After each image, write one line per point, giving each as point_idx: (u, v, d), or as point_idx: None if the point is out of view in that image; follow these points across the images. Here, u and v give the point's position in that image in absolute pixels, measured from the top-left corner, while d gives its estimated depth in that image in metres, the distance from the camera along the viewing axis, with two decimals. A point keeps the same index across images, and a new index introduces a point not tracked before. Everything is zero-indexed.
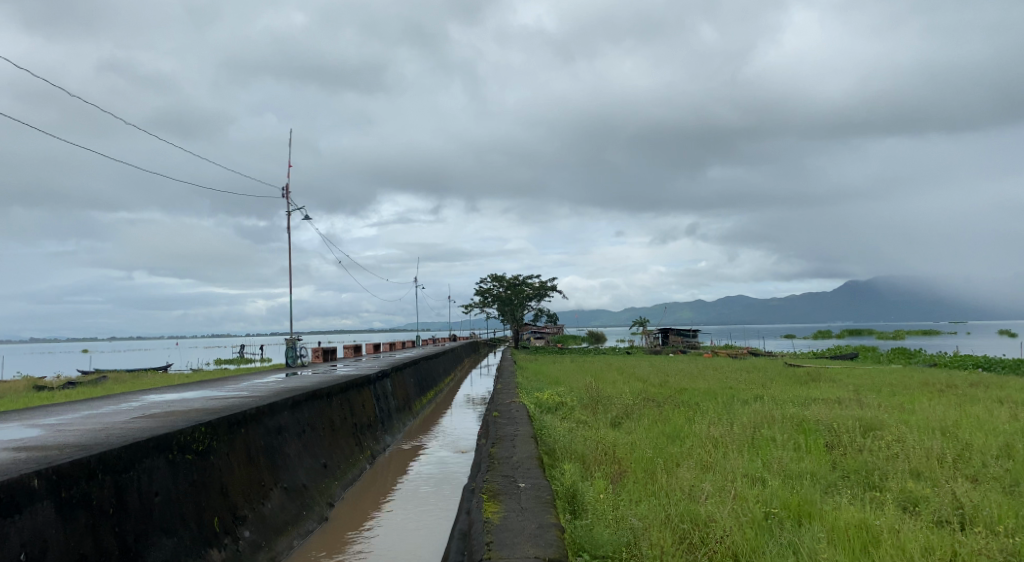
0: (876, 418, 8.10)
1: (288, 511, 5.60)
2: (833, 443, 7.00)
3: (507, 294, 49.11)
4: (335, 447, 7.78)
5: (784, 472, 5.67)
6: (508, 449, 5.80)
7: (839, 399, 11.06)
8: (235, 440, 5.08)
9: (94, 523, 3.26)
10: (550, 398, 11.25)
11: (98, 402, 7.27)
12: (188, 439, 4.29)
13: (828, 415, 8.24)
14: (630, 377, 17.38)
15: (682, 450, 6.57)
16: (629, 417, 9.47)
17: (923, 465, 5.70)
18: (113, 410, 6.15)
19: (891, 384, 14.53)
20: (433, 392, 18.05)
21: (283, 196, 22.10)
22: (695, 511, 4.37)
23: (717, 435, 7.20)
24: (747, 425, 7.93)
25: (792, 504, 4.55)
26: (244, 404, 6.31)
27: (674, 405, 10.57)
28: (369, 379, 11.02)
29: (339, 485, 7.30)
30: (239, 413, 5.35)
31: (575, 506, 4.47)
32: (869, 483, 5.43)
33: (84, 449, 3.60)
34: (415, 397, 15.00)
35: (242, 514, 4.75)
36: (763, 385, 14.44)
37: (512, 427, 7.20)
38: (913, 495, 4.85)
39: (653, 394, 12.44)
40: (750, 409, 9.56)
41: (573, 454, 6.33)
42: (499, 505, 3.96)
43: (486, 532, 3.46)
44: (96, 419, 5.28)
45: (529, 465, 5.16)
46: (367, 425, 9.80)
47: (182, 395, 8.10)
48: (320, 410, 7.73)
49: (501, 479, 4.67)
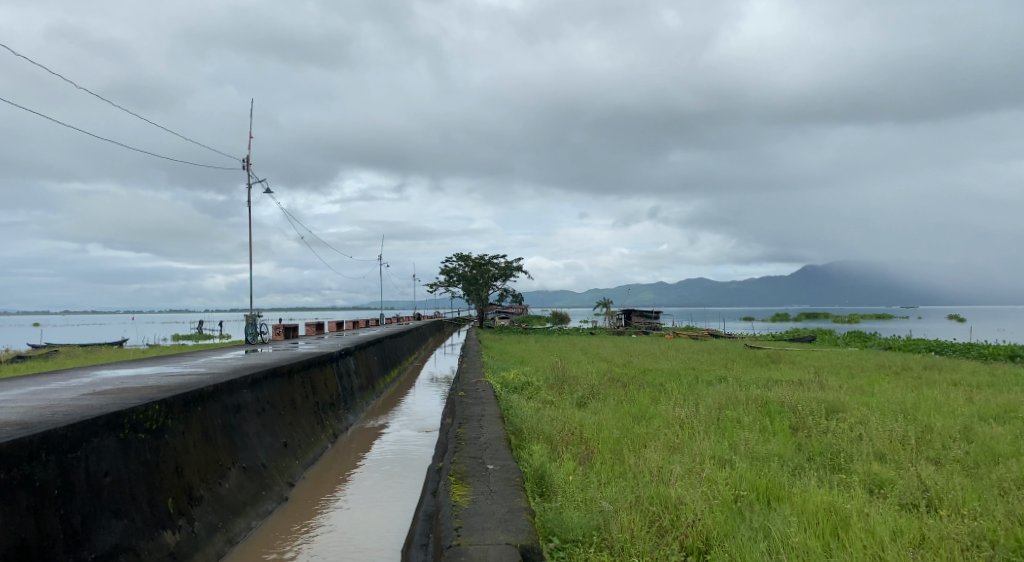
0: (838, 400, 8.28)
1: (246, 492, 5.40)
2: (798, 425, 7.12)
3: (472, 274, 48.88)
4: (296, 425, 7.56)
5: (751, 453, 5.73)
6: (475, 430, 5.69)
7: (801, 381, 11.28)
8: (191, 419, 4.83)
9: (37, 505, 3.02)
10: (516, 378, 11.19)
11: (44, 377, 6.87)
12: (141, 417, 4.04)
13: (792, 397, 8.38)
14: (596, 357, 17.47)
15: (649, 431, 6.58)
16: (595, 397, 9.48)
17: (886, 447, 5.83)
18: (60, 386, 5.79)
19: (848, 366, 14.98)
20: (397, 371, 17.85)
21: (243, 168, 21.35)
22: (665, 493, 4.36)
23: (683, 416, 7.25)
24: (712, 405, 8.02)
25: (761, 487, 4.59)
26: (201, 381, 6.03)
27: (640, 386, 10.63)
28: (331, 357, 10.75)
29: (300, 464, 7.11)
30: (196, 390, 5.09)
31: (544, 488, 4.40)
32: (835, 466, 5.53)
33: (25, 427, 3.32)
34: (378, 376, 14.75)
35: (198, 495, 4.54)
36: (726, 366, 14.68)
37: (479, 407, 7.09)
38: (878, 478, 4.96)
39: (619, 374, 12.51)
40: (714, 390, 9.67)
41: (540, 435, 6.26)
42: (468, 487, 3.85)
43: (455, 516, 3.34)
44: (40, 395, 4.94)
45: (498, 445, 5.06)
46: (329, 403, 9.59)
47: (134, 371, 7.74)
48: (280, 388, 7.47)
49: (469, 460, 4.56)
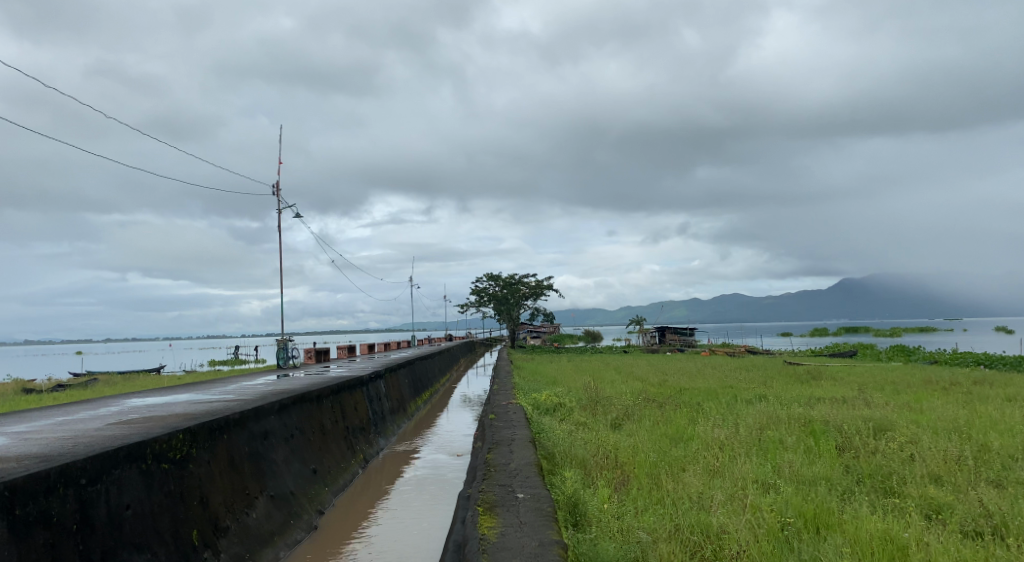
0: (887, 418, 7.83)
1: (274, 521, 5.29)
2: (845, 445, 6.74)
3: (503, 294, 48.81)
4: (326, 451, 7.47)
5: (796, 477, 5.41)
6: (505, 455, 5.51)
7: (844, 398, 10.79)
8: (217, 447, 4.77)
9: (55, 541, 2.95)
10: (548, 399, 10.97)
11: (77, 406, 6.91)
12: (164, 447, 3.98)
13: (837, 415, 7.98)
14: (629, 376, 17.05)
15: (687, 454, 6.29)
16: (630, 418, 9.20)
17: (941, 468, 5.46)
18: (91, 416, 5.79)
19: (892, 382, 14.35)
20: (428, 393, 17.70)
21: (274, 194, 21.72)
22: (706, 522, 4.11)
23: (722, 437, 6.96)
24: (753, 426, 7.68)
25: (809, 514, 4.30)
26: (228, 408, 5.98)
27: (676, 407, 10.28)
28: (362, 381, 10.69)
29: (330, 491, 6.99)
30: (222, 418, 5.03)
31: (578, 518, 4.18)
32: (887, 490, 5.18)
33: (45, 460, 3.28)
34: (409, 399, 14.62)
35: (224, 525, 4.44)
36: (764, 384, 14.16)
37: (509, 430, 6.91)
38: (936, 502, 4.62)
39: (654, 394, 12.15)
40: (754, 409, 9.29)
41: (573, 459, 6.04)
42: (496, 519, 3.66)
43: (482, 551, 3.16)
44: (69, 426, 4.94)
45: (528, 472, 4.86)
46: (360, 427, 9.50)
47: (166, 399, 7.77)
48: (309, 414, 7.40)
49: (498, 488, 4.38)
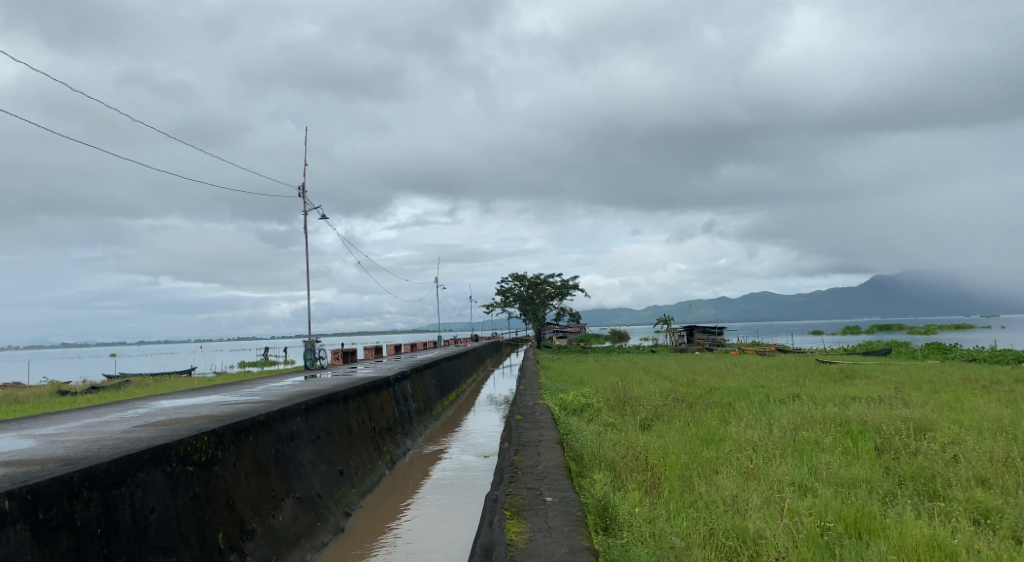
0: (927, 418, 7.51)
1: (301, 523, 5.26)
2: (884, 446, 6.47)
3: (528, 293, 48.78)
4: (352, 452, 7.45)
5: (834, 479, 5.20)
6: (532, 457, 5.40)
7: (880, 397, 10.43)
8: (242, 449, 4.75)
9: (79, 545, 2.93)
10: (575, 399, 10.84)
11: (107, 408, 6.98)
12: (189, 450, 3.96)
13: (875, 415, 7.68)
14: (657, 376, 16.78)
15: (720, 456, 6.11)
16: (660, 418, 9.00)
17: (987, 470, 5.18)
18: (120, 418, 5.84)
19: (930, 380, 13.89)
20: (455, 393, 17.68)
21: (301, 196, 21.94)
22: (742, 526, 3.94)
23: (755, 437, 6.74)
24: (787, 426, 7.44)
25: (851, 519, 4.10)
26: (255, 409, 5.99)
27: (707, 407, 10.05)
28: (388, 381, 10.68)
29: (357, 493, 6.96)
30: (248, 420, 5.02)
31: (608, 522, 4.04)
32: (930, 493, 4.93)
33: (69, 463, 3.27)
34: (435, 400, 14.59)
35: (251, 528, 4.42)
36: (796, 383, 13.83)
37: (536, 431, 6.80)
38: (984, 505, 4.37)
39: (683, 394, 11.91)
40: (788, 409, 9.01)
41: (602, 461, 5.90)
42: (524, 524, 3.56)
43: (509, 557, 3.06)
44: (96, 428, 4.96)
45: (556, 475, 4.73)
46: (386, 428, 9.49)
47: (194, 401, 7.80)
48: (335, 415, 7.39)
49: (526, 492, 4.27)
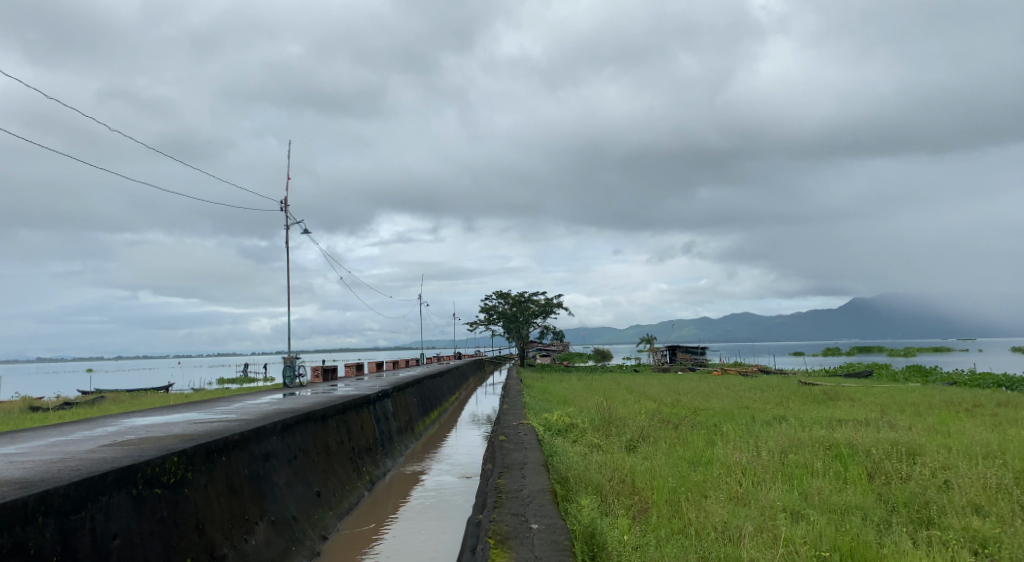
0: (915, 442, 7.47)
1: (274, 547, 5.02)
2: (875, 470, 6.41)
3: (512, 311, 48.60)
4: (330, 473, 7.22)
5: (826, 506, 5.12)
6: (517, 481, 5.23)
7: (866, 420, 10.39)
8: (215, 470, 4.53)
9: None
10: (560, 419, 10.69)
11: (74, 426, 6.68)
12: (157, 471, 3.75)
13: (863, 438, 7.63)
14: (641, 396, 16.64)
15: (709, 479, 5.98)
16: (645, 440, 8.88)
17: (981, 497, 5.11)
18: (84, 436, 5.57)
19: (913, 403, 13.91)
20: (437, 412, 17.41)
21: (282, 209, 21.70)
22: (735, 554, 3.82)
23: (744, 460, 6.65)
24: (775, 449, 7.37)
25: (845, 547, 3.99)
26: (229, 428, 5.76)
27: (693, 428, 9.95)
28: (369, 399, 10.44)
29: (335, 515, 6.73)
30: (221, 439, 4.79)
31: (596, 550, 3.90)
32: (924, 520, 4.87)
33: (24, 487, 3.04)
34: (417, 418, 14.30)
35: (221, 553, 4.19)
36: (781, 405, 13.79)
37: (521, 453, 6.64)
38: (981, 535, 4.29)
39: (669, 414, 11.80)
40: (774, 431, 8.93)
41: (588, 484, 5.75)
42: (509, 553, 3.39)
43: None
44: (58, 448, 4.70)
45: (542, 500, 4.57)
46: (366, 448, 9.24)
47: (165, 419, 7.50)
48: (313, 434, 7.16)
49: (510, 518, 4.10)
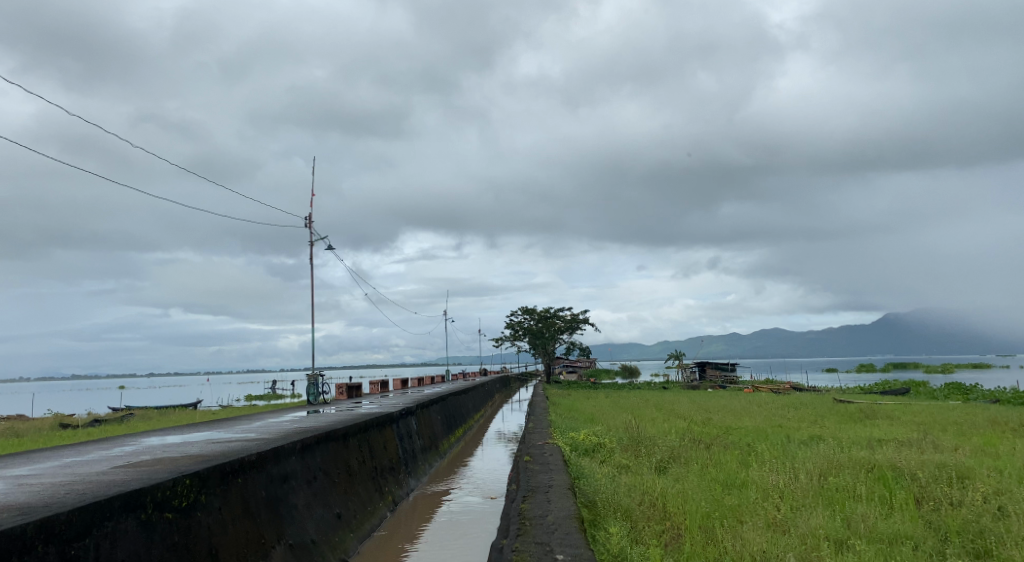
0: (964, 464, 7.02)
1: None
2: (923, 496, 6.00)
3: (538, 327, 48.24)
4: (352, 494, 7.05)
5: (873, 535, 4.76)
6: (542, 505, 4.99)
7: (908, 440, 9.87)
8: (230, 491, 4.40)
9: None
10: (587, 438, 10.39)
11: (94, 445, 6.61)
12: (168, 494, 3.62)
13: (909, 460, 7.18)
14: (670, 414, 16.20)
15: (744, 504, 5.66)
16: (676, 460, 8.55)
17: None
18: (102, 457, 5.48)
19: (955, 422, 13.28)
20: (462, 430, 17.17)
21: (306, 226, 21.81)
22: None
23: (780, 483, 6.31)
24: (814, 471, 6.99)
25: None
26: (249, 448, 5.66)
27: (725, 448, 9.57)
28: (391, 417, 10.27)
29: (355, 537, 6.54)
30: (236, 460, 4.66)
31: None
32: (980, 551, 4.49)
33: (26, 512, 2.93)
34: (441, 436, 14.06)
35: None
36: (816, 423, 13.26)
37: (546, 475, 6.38)
38: None
39: (700, 434, 11.39)
40: (812, 452, 8.50)
41: (617, 509, 5.48)
42: None
43: None
44: (71, 469, 4.61)
45: (568, 527, 4.33)
46: (389, 467, 9.06)
47: (184, 438, 7.41)
48: (334, 454, 7.01)
49: (535, 548, 3.87)
